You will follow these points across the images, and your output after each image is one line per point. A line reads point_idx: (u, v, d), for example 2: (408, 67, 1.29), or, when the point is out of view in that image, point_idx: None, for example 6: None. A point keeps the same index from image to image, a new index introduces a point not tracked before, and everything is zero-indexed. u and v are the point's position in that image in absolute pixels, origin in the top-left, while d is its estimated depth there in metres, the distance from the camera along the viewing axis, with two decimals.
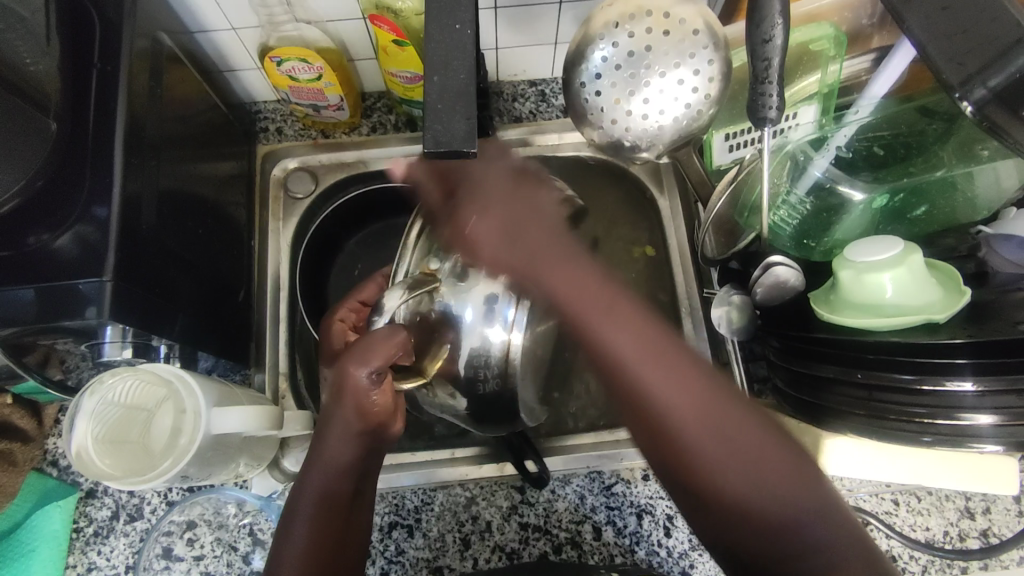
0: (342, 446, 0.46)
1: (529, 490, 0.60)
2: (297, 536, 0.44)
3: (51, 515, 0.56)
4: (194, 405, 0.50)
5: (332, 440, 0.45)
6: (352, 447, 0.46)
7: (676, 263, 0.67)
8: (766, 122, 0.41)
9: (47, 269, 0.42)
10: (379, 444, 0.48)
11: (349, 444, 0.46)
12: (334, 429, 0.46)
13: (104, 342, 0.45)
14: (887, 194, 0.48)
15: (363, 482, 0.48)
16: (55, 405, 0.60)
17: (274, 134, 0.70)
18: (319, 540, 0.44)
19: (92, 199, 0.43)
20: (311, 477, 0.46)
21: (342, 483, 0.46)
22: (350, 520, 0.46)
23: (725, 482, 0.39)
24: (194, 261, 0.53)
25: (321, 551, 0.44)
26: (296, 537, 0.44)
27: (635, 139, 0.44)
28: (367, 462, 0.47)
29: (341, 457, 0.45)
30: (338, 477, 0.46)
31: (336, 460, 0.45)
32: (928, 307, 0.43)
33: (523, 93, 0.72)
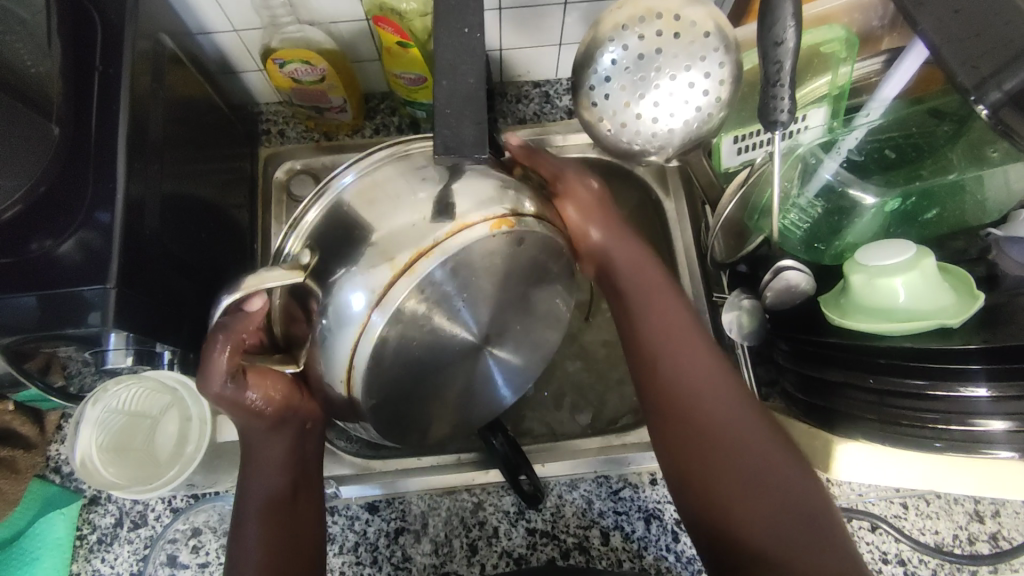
0: (271, 442, 0.45)
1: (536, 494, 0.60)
2: (242, 538, 0.44)
3: (53, 523, 0.56)
4: (201, 412, 0.51)
5: (256, 438, 0.45)
6: (283, 441, 0.46)
7: (683, 265, 0.66)
8: (777, 124, 0.41)
9: (50, 276, 0.42)
10: (305, 431, 0.47)
11: (276, 439, 0.45)
12: (254, 434, 0.45)
13: (108, 350, 0.44)
14: (898, 197, 0.47)
15: (302, 475, 0.47)
16: (57, 411, 0.59)
17: (276, 136, 0.70)
18: (272, 537, 0.44)
19: (95, 204, 0.43)
20: (248, 476, 0.45)
21: (283, 479, 0.46)
22: (301, 511, 0.46)
23: (714, 425, 0.46)
24: (197, 266, 0.52)
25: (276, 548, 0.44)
26: (251, 539, 0.44)
27: (644, 142, 0.44)
28: (298, 454, 0.47)
29: (274, 453, 0.46)
30: (276, 472, 0.46)
31: (268, 456, 0.46)
32: (941, 312, 0.42)
33: (527, 95, 0.71)
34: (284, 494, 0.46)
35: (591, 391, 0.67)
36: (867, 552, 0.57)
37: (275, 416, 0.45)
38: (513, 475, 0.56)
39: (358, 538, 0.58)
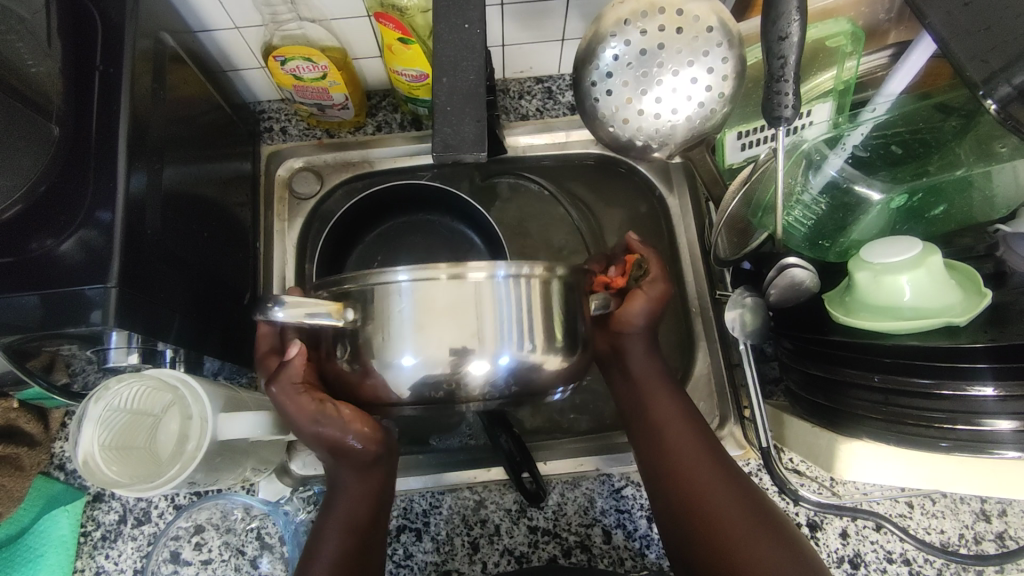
0: (370, 474, 0.48)
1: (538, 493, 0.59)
2: (313, 559, 0.45)
3: (57, 520, 0.56)
4: (200, 411, 0.50)
5: (363, 473, 0.47)
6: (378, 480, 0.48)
7: (686, 262, 0.66)
8: (780, 121, 0.41)
9: (51, 274, 0.42)
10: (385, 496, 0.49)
11: (376, 475, 0.48)
12: (358, 471, 0.47)
13: (110, 348, 0.44)
14: (906, 194, 0.47)
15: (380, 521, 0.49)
16: (61, 408, 0.59)
17: (278, 133, 0.70)
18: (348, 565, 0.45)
19: (95, 203, 0.42)
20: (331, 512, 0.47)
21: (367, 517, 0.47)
22: (374, 550, 0.48)
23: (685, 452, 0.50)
24: (199, 265, 0.52)
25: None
26: (325, 556, 0.45)
27: (646, 139, 0.44)
28: (385, 501, 0.49)
29: (364, 499, 0.48)
30: (359, 509, 0.47)
31: (356, 498, 0.47)
32: (947, 310, 0.42)
33: (529, 91, 0.71)
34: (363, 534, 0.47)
35: None
36: (871, 551, 0.57)
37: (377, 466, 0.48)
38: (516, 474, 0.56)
39: None
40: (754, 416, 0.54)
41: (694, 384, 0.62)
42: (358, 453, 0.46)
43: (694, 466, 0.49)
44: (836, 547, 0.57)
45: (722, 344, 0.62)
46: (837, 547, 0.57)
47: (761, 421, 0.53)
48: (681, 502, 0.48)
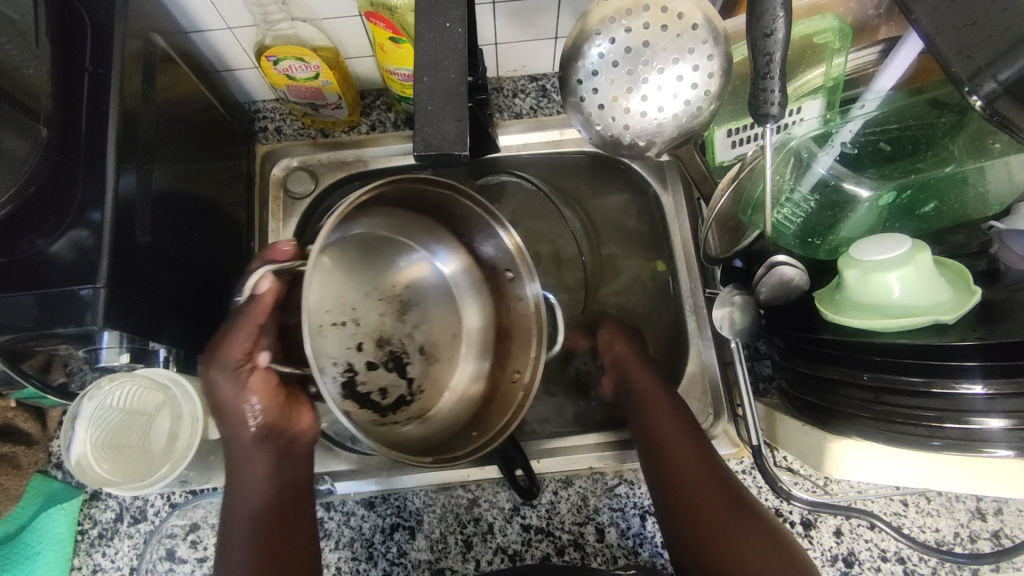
0: (252, 453, 0.48)
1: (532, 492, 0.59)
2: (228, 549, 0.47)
3: (55, 518, 0.56)
4: (191, 411, 0.51)
5: (246, 449, 0.47)
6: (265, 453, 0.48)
7: (680, 259, 0.66)
8: (767, 119, 0.40)
9: (44, 274, 0.42)
10: (302, 451, 0.51)
11: (256, 456, 0.48)
12: (249, 448, 0.47)
13: (102, 347, 0.44)
14: (894, 191, 0.47)
15: (291, 486, 0.50)
16: (58, 407, 0.60)
17: (273, 133, 0.70)
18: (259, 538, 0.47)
19: (86, 204, 0.43)
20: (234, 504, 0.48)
21: (269, 494, 0.48)
22: (288, 514, 0.49)
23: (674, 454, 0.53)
24: (191, 266, 0.53)
25: (265, 546, 0.47)
26: (237, 537, 0.47)
27: (634, 137, 0.44)
28: (284, 475, 0.49)
29: (257, 484, 0.48)
30: (263, 498, 0.48)
31: (254, 480, 0.48)
32: (936, 308, 0.41)
33: (523, 89, 0.71)
34: (283, 509, 0.49)
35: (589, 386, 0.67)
36: (865, 549, 0.56)
37: (259, 444, 0.48)
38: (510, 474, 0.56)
39: (354, 533, 0.58)
40: (746, 415, 0.54)
41: (687, 382, 0.62)
42: (240, 426, 0.46)
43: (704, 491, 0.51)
44: (830, 545, 0.57)
45: (715, 342, 0.62)
46: (831, 546, 0.57)
47: (752, 419, 0.52)
48: (677, 504, 0.51)
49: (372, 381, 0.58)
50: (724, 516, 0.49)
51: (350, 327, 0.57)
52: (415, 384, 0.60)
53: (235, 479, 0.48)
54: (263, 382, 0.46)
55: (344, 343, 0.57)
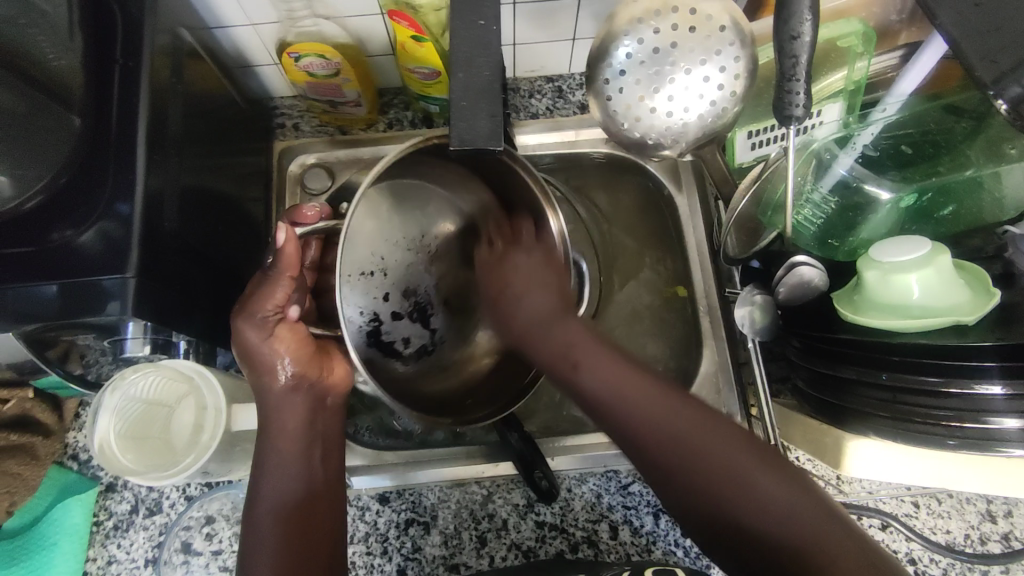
0: (283, 412, 0.49)
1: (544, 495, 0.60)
2: (255, 547, 0.46)
3: (71, 508, 0.57)
4: (215, 401, 0.51)
5: (278, 406, 0.49)
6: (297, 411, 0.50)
7: (694, 261, 0.66)
8: (791, 120, 0.41)
9: (72, 264, 0.42)
10: (335, 407, 0.53)
11: (286, 418, 0.49)
12: (283, 403, 0.49)
13: (127, 338, 0.45)
14: (915, 193, 0.48)
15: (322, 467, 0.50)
16: (76, 399, 0.60)
17: (290, 130, 0.70)
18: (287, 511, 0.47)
19: (115, 195, 0.43)
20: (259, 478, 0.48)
21: (297, 468, 0.48)
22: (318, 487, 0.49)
23: (675, 449, 0.42)
24: (213, 259, 0.53)
25: (292, 521, 0.47)
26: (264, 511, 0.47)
27: (658, 137, 0.44)
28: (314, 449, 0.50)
29: (290, 459, 0.48)
30: (289, 492, 0.48)
31: (286, 457, 0.49)
32: (955, 309, 0.42)
33: (540, 90, 0.71)
34: (315, 491, 0.49)
35: None
36: None
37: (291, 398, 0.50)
38: (528, 473, 0.57)
39: (369, 528, 0.59)
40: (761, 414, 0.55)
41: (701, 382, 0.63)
42: (274, 378, 0.49)
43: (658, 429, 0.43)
44: None
45: (728, 342, 0.63)
46: None
47: (768, 418, 0.53)
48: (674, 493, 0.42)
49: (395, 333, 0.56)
50: (741, 489, 0.40)
51: (376, 276, 0.55)
52: (439, 334, 0.58)
53: (266, 453, 0.48)
54: (291, 333, 0.50)
55: (370, 293, 0.55)
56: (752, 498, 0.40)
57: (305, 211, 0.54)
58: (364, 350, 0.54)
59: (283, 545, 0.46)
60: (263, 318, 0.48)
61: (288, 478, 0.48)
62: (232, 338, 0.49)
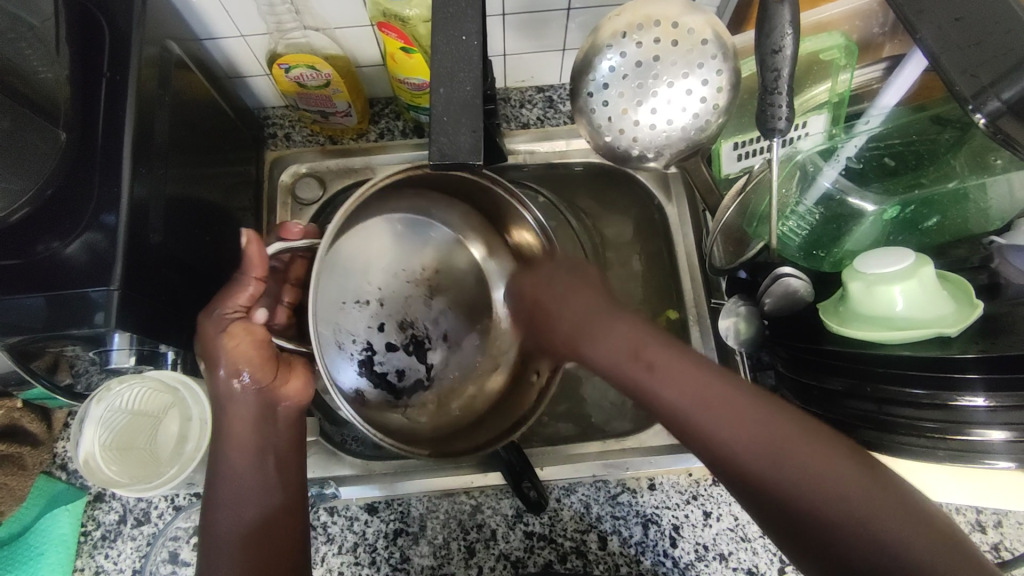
0: (235, 423, 0.49)
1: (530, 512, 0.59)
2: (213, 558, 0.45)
3: (58, 519, 0.56)
4: (200, 413, 0.51)
5: (231, 413, 0.49)
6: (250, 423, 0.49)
7: (684, 270, 0.66)
8: (774, 132, 0.41)
9: (58, 276, 0.43)
10: (289, 417, 0.52)
11: (238, 429, 0.49)
12: (235, 406, 0.49)
13: (112, 349, 0.44)
14: (898, 206, 0.47)
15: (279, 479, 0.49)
16: (65, 409, 0.60)
17: (282, 140, 0.71)
18: (247, 524, 0.47)
19: (101, 207, 0.43)
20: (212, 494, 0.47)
21: (251, 481, 0.48)
22: (275, 499, 0.48)
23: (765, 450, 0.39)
24: (202, 269, 0.53)
25: (253, 537, 0.46)
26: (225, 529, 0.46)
27: (642, 149, 0.44)
28: (269, 460, 0.49)
29: (245, 473, 0.48)
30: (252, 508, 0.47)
31: (240, 470, 0.48)
32: (939, 321, 0.42)
33: (530, 99, 0.72)
34: (275, 508, 0.48)
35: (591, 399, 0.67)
36: None
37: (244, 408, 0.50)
38: (516, 485, 0.56)
39: (357, 538, 0.59)
40: None
41: None
42: (224, 378, 0.49)
43: (741, 439, 0.39)
44: None
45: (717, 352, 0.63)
46: None
47: None
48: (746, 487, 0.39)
49: (389, 363, 0.62)
50: (823, 478, 0.37)
51: (374, 307, 0.61)
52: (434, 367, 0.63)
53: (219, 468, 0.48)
54: (249, 335, 0.50)
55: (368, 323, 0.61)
56: (811, 477, 0.37)
57: (289, 228, 0.58)
58: (357, 381, 0.60)
59: (244, 563, 0.45)
60: (224, 314, 0.50)
61: (252, 491, 0.48)
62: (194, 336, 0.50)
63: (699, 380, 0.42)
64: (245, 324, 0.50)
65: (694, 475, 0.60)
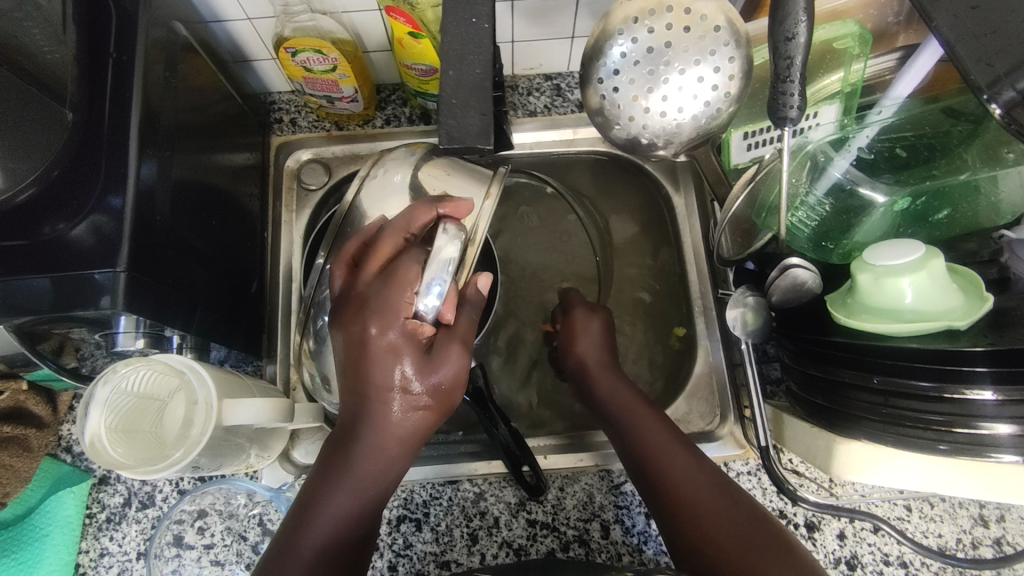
0: (393, 463, 0.48)
1: (532, 502, 0.59)
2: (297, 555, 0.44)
3: (64, 500, 0.57)
4: (206, 396, 0.50)
5: (392, 445, 0.47)
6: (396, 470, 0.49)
7: (691, 262, 0.66)
8: (786, 121, 0.41)
9: (63, 257, 0.42)
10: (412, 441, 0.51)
11: (391, 471, 0.48)
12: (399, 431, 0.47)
13: (119, 332, 0.45)
14: (908, 196, 0.46)
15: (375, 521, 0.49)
16: (70, 392, 0.60)
17: (288, 125, 0.71)
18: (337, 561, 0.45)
19: (107, 188, 0.43)
20: (325, 505, 0.47)
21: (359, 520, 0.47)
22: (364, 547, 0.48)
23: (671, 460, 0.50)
24: (210, 254, 0.54)
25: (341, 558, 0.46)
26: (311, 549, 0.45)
27: (652, 137, 0.44)
28: (378, 510, 0.49)
29: (362, 494, 0.48)
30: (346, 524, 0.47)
31: (357, 492, 0.47)
32: (947, 313, 0.42)
33: (538, 87, 0.71)
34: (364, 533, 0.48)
35: None
36: (868, 553, 0.57)
37: (402, 447, 0.48)
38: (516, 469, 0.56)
39: None
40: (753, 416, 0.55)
41: (694, 383, 0.63)
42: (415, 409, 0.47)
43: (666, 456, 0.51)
44: (833, 548, 0.57)
45: (723, 343, 0.63)
46: (834, 548, 0.57)
47: (760, 420, 0.53)
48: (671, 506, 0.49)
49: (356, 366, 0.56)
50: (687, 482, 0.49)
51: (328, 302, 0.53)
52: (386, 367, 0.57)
53: (342, 491, 0.47)
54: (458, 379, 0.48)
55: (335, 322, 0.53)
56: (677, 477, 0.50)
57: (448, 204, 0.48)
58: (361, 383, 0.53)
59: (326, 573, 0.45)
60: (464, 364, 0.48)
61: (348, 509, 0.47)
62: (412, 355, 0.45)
63: (629, 401, 0.56)
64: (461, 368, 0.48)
65: None
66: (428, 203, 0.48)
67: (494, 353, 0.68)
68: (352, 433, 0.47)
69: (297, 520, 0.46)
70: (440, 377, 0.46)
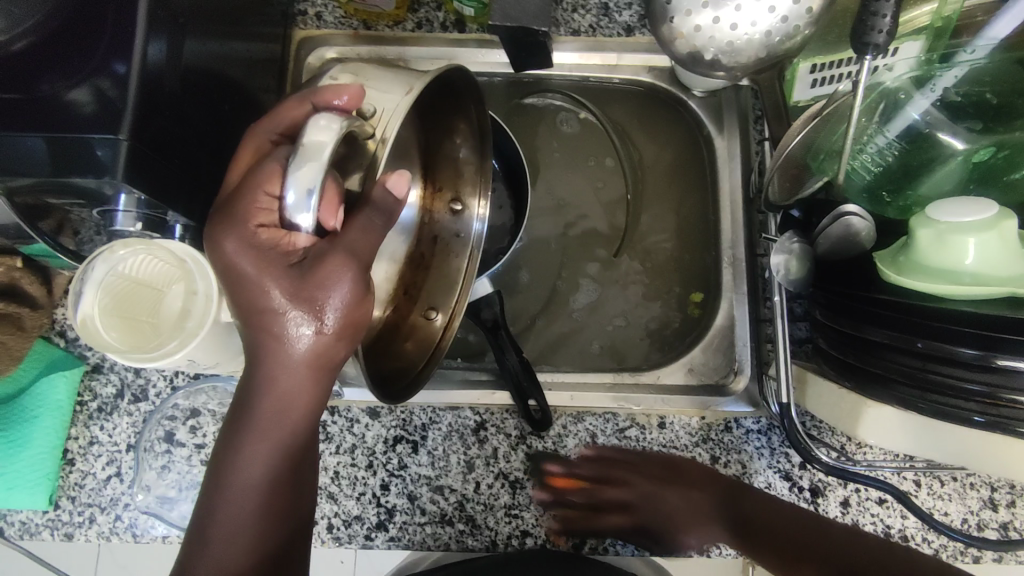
0: (294, 405, 0.40)
1: (534, 438, 0.57)
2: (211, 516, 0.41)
3: (55, 384, 0.55)
4: (206, 288, 0.48)
5: (289, 382, 0.40)
6: (309, 408, 0.41)
7: (725, 209, 0.63)
8: (869, 48, 0.37)
9: (61, 118, 0.39)
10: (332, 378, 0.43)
11: (296, 414, 0.41)
12: (297, 366, 0.39)
13: (117, 211, 0.43)
14: (992, 148, 0.44)
15: (299, 473, 0.43)
16: (66, 275, 0.58)
17: (312, 18, 0.66)
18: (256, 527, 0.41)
19: (112, 49, 0.39)
20: (230, 468, 0.40)
21: (276, 476, 0.41)
22: (290, 504, 0.43)
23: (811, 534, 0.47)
24: (221, 141, 0.50)
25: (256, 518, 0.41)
26: (221, 517, 0.40)
27: (717, 53, 0.40)
28: (296, 461, 0.42)
29: (269, 446, 0.41)
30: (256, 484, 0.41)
31: (261, 445, 0.40)
32: (1014, 280, 0.38)
33: (584, 4, 0.65)
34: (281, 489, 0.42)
35: (609, 330, 0.64)
36: (870, 523, 0.55)
37: (304, 384, 0.40)
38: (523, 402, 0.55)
39: (356, 441, 0.57)
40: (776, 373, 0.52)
41: (713, 335, 0.60)
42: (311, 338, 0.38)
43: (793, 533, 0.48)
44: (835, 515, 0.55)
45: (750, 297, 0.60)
46: (836, 515, 0.55)
47: (784, 376, 0.51)
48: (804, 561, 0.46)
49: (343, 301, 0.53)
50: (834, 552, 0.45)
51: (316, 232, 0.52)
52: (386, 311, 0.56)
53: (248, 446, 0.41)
54: (358, 297, 0.39)
55: None
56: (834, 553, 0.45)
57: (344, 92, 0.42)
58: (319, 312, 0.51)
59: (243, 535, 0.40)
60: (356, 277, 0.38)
61: (259, 468, 0.41)
62: (279, 272, 0.38)
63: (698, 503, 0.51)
64: (364, 284, 0.39)
65: (706, 418, 0.58)
66: (301, 98, 0.43)
67: (507, 283, 0.65)
68: (244, 374, 0.40)
69: (210, 480, 0.41)
70: (323, 294, 0.38)
